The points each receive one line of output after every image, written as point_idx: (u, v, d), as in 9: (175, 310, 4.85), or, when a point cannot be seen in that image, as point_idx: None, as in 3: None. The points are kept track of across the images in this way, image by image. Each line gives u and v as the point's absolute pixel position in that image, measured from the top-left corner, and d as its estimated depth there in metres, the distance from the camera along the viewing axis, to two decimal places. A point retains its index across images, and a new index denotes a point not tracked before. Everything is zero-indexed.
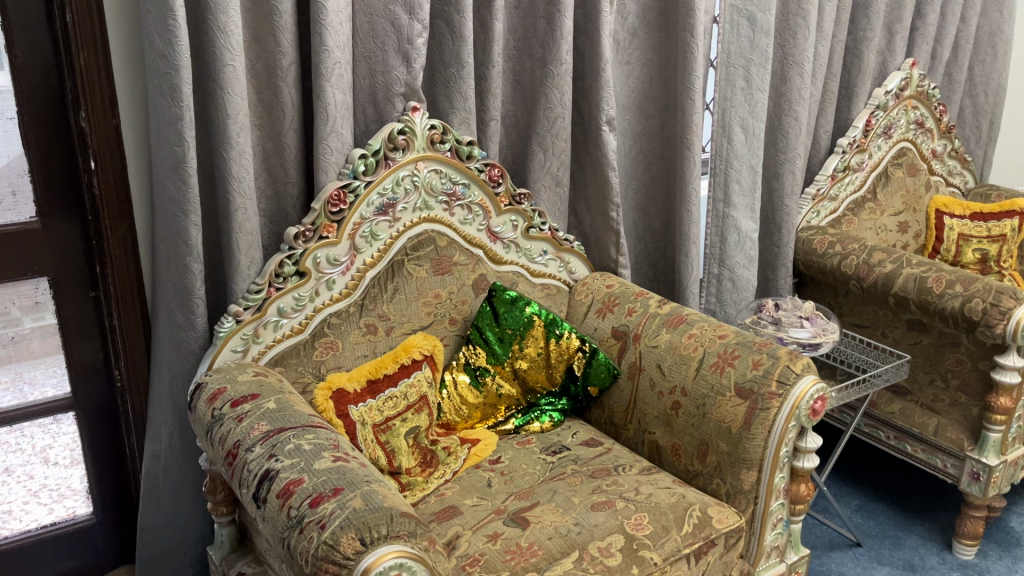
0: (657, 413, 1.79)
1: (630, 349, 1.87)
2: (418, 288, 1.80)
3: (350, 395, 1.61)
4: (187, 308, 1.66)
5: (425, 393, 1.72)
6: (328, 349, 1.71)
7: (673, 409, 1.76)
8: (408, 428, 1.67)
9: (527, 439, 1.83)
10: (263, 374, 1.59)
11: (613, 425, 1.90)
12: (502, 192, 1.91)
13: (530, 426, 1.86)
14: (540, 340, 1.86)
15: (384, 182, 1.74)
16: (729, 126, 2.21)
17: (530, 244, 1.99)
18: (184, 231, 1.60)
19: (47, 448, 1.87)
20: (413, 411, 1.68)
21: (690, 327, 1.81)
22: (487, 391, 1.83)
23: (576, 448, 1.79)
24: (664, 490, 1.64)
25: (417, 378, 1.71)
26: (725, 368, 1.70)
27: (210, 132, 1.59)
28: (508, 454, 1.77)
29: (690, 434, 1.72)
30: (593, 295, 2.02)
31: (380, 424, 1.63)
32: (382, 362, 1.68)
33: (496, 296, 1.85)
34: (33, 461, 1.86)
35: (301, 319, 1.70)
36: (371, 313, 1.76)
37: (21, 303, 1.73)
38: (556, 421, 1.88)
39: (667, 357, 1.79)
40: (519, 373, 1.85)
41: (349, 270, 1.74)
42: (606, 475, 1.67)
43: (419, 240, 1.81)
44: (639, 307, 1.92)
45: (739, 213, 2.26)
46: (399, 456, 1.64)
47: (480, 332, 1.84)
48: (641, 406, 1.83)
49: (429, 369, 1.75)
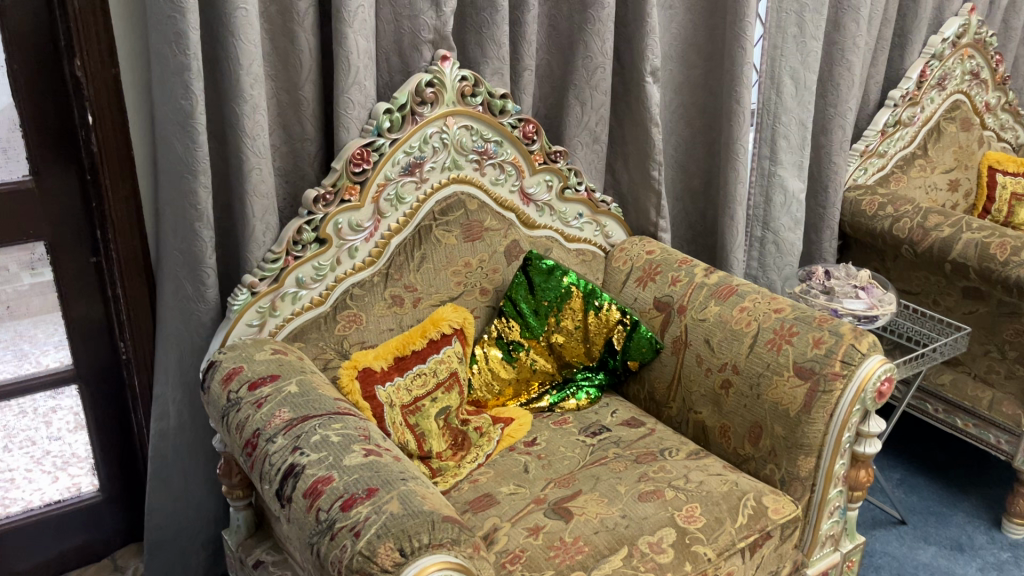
0: (705, 392, 1.67)
1: (674, 322, 1.73)
2: (447, 256, 1.65)
3: (377, 375, 1.47)
4: (197, 277, 1.52)
5: (455, 369, 1.60)
6: (351, 323, 1.57)
7: (722, 387, 1.63)
8: (438, 409, 1.55)
9: (564, 418, 1.70)
10: (282, 351, 1.45)
11: (654, 402, 1.78)
12: (537, 151, 1.76)
13: (565, 403, 1.73)
14: (578, 313, 1.72)
15: (411, 139, 1.59)
16: (779, 78, 2.04)
17: (565, 207, 1.84)
18: (192, 194, 1.45)
19: (51, 410, 1.74)
20: (443, 390, 1.57)
21: (742, 300, 1.68)
22: (520, 366, 1.70)
23: (616, 428, 1.66)
24: (715, 477, 1.52)
25: (448, 354, 1.59)
26: (781, 346, 1.56)
27: (220, 84, 1.43)
28: (544, 435, 1.64)
29: (740, 416, 1.60)
30: (632, 262, 1.88)
31: (411, 407, 1.50)
32: (410, 337, 1.56)
33: (532, 265, 1.70)
34: (35, 426, 1.73)
35: (322, 290, 1.57)
36: (397, 284, 1.61)
37: (21, 257, 1.58)
38: (593, 398, 1.75)
39: (716, 333, 1.66)
40: (555, 347, 1.71)
41: (373, 236, 1.60)
42: (652, 461, 1.55)
43: (448, 203, 1.66)
44: (684, 276, 1.78)
45: (786, 172, 2.10)
46: (430, 440, 1.52)
47: (514, 304, 1.69)
48: (687, 383, 1.70)
49: (459, 343, 1.62)
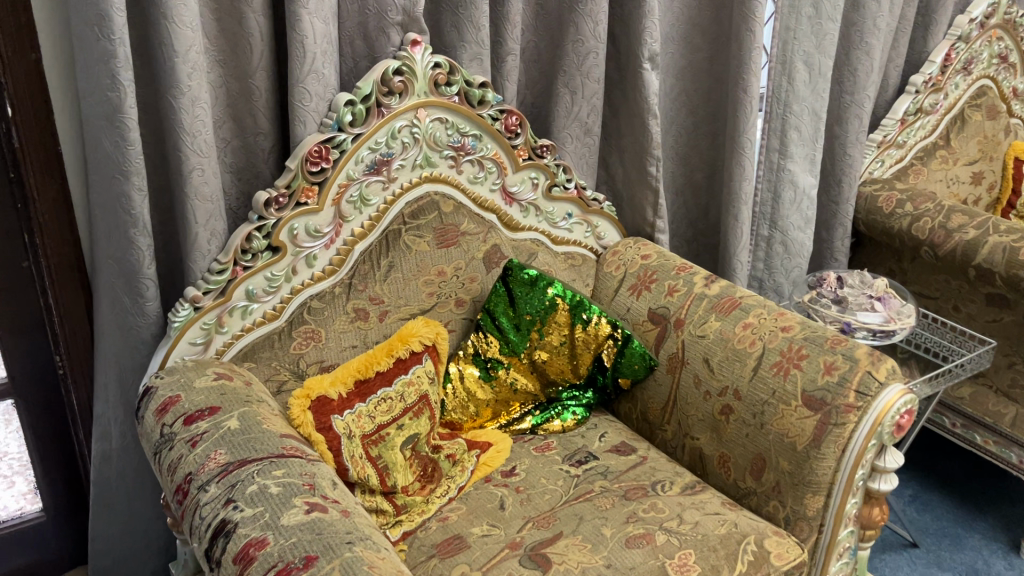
0: (703, 417, 1.51)
1: (670, 337, 1.57)
2: (418, 263, 1.48)
3: (334, 403, 1.31)
4: (134, 289, 1.35)
5: (426, 392, 1.45)
6: (308, 340, 1.41)
7: (722, 413, 1.47)
8: (405, 437, 1.39)
9: (547, 442, 1.54)
10: (227, 376, 1.29)
11: (647, 424, 1.63)
12: (520, 145, 1.58)
13: (549, 424, 1.57)
14: (564, 327, 1.55)
15: (377, 134, 1.41)
16: (791, 63, 1.85)
17: (552, 206, 1.67)
18: (124, 197, 1.28)
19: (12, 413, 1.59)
20: (412, 415, 1.41)
21: (746, 315, 1.51)
22: (499, 386, 1.54)
23: (604, 456, 1.50)
24: (712, 517, 1.36)
25: (417, 374, 1.44)
26: (789, 372, 1.40)
27: (155, 73, 1.25)
28: (525, 463, 1.48)
29: (742, 446, 1.44)
30: (625, 267, 1.71)
31: (373, 437, 1.35)
32: (374, 357, 1.40)
33: (512, 275, 1.52)
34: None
35: (277, 303, 1.40)
36: (361, 296, 1.44)
37: None
38: (580, 419, 1.59)
39: (717, 353, 1.49)
40: (538, 365, 1.55)
41: (335, 242, 1.43)
42: (642, 497, 1.39)
43: (421, 205, 1.49)
44: (682, 285, 1.61)
45: (797, 166, 1.92)
46: (394, 473, 1.36)
47: (492, 318, 1.52)
48: (683, 405, 1.54)
49: (430, 361, 1.47)
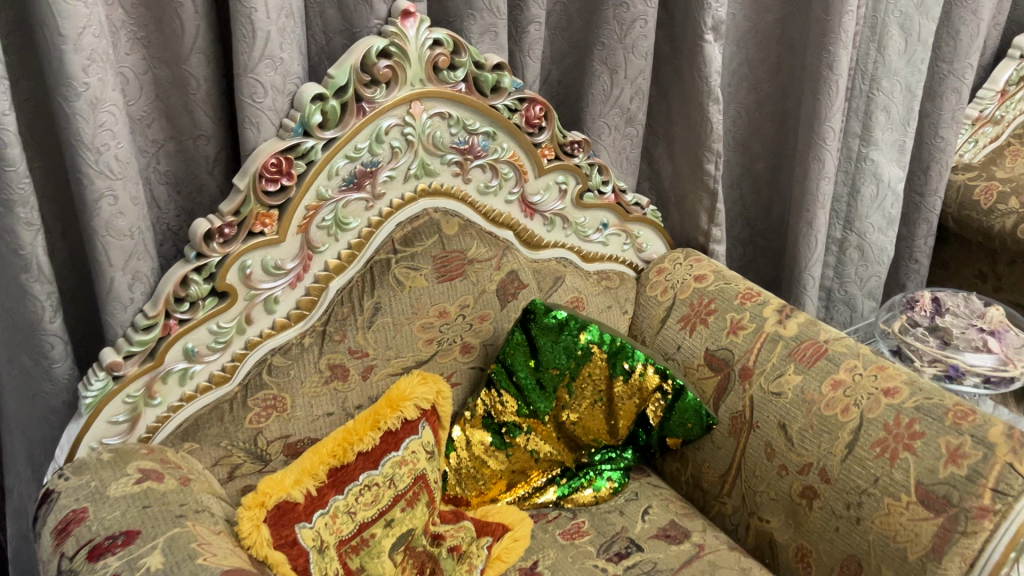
0: (777, 496, 1.19)
1: (733, 391, 1.24)
2: (413, 304, 1.14)
3: (301, 507, 0.98)
4: (36, 349, 1.01)
5: (424, 471, 1.13)
6: (269, 410, 1.08)
7: (802, 496, 1.15)
8: (396, 537, 1.07)
9: (577, 522, 1.23)
10: (155, 475, 0.96)
11: (701, 492, 1.32)
12: (545, 142, 1.23)
13: (578, 496, 1.27)
14: (601, 380, 1.22)
15: (357, 138, 1.06)
16: (883, 27, 1.46)
17: (583, 216, 1.33)
18: (9, 233, 0.93)
19: None
20: (404, 505, 1.09)
21: (834, 370, 1.17)
22: (517, 455, 1.21)
23: (650, 548, 1.19)
24: None
25: (411, 451, 1.11)
26: (898, 455, 1.07)
27: (39, 62, 0.89)
28: (549, 557, 1.17)
29: (829, 541, 1.13)
30: (674, 292, 1.37)
31: (354, 543, 1.03)
32: (355, 432, 1.07)
33: (534, 322, 1.19)
34: None
35: (227, 362, 1.07)
36: (338, 348, 1.11)
37: None
38: (617, 486, 1.29)
39: (797, 419, 1.17)
40: (566, 427, 1.23)
41: (302, 280, 1.09)
42: None
43: (416, 226, 1.14)
44: (748, 321, 1.27)
45: (882, 155, 1.56)
46: None
47: (509, 372, 1.19)
48: (750, 478, 1.22)
49: (429, 429, 1.15)
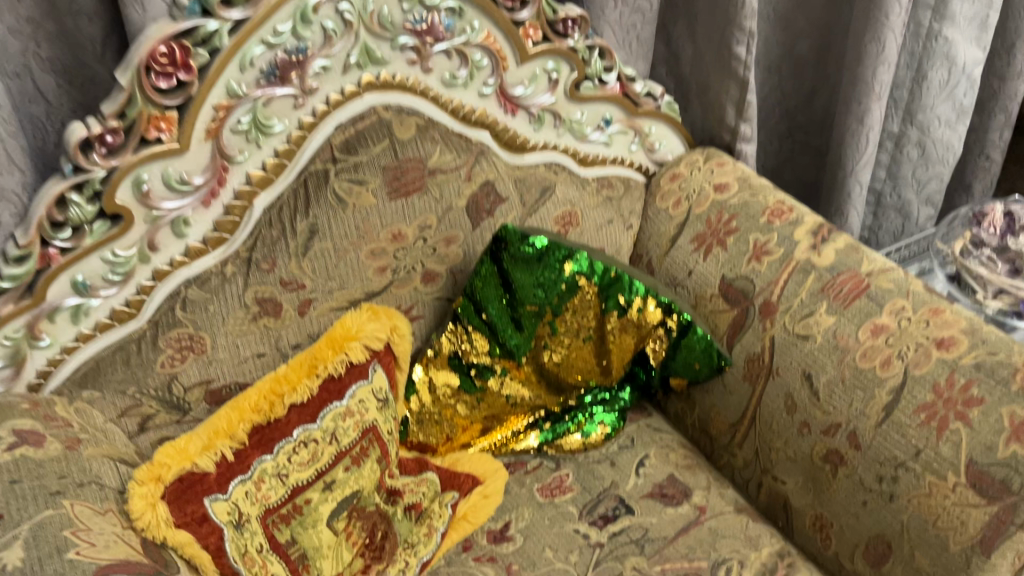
0: (795, 457, 1.00)
1: (752, 329, 1.04)
2: (359, 225, 0.94)
3: (212, 477, 0.82)
4: None
5: (374, 421, 0.96)
6: (184, 352, 0.90)
7: (825, 460, 0.97)
8: (337, 502, 0.92)
9: (560, 475, 1.07)
10: (33, 439, 0.77)
11: (709, 438, 1.14)
12: (528, 20, 0.98)
13: (565, 442, 1.10)
14: (592, 316, 1.02)
15: (275, 17, 0.83)
16: None
17: (579, 111, 1.09)
18: None
19: None
20: (348, 464, 0.93)
21: (877, 312, 0.96)
22: (490, 399, 1.05)
23: (642, 510, 1.02)
24: None
25: (357, 400, 0.94)
26: (948, 425, 0.86)
27: None
28: (523, 519, 1.02)
29: (854, 516, 0.94)
30: (688, 205, 1.14)
31: (284, 512, 0.88)
32: (286, 380, 0.90)
33: (506, 255, 0.98)
34: None
35: (131, 296, 0.88)
36: (267, 279, 0.92)
37: None
38: (610, 431, 1.12)
39: (826, 370, 0.96)
40: (548, 369, 1.04)
41: (218, 197, 0.88)
42: None
43: (361, 129, 0.92)
44: (775, 245, 1.05)
45: (959, 32, 1.26)
46: (318, 562, 0.89)
47: (478, 308, 1.00)
48: (765, 432, 1.03)
49: (382, 371, 0.98)
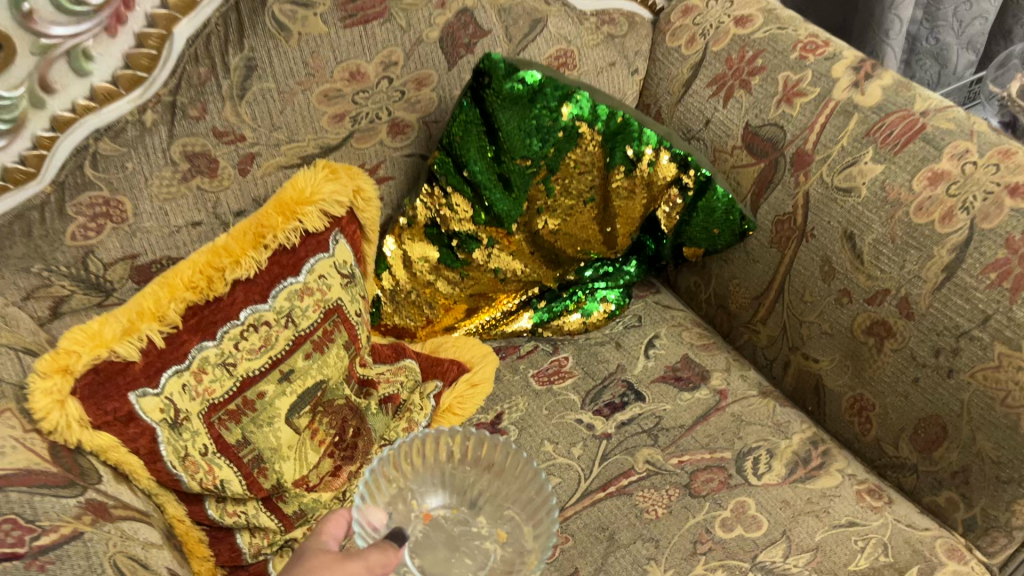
0: (831, 332, 0.87)
1: (782, 184, 0.88)
2: (307, 61, 0.76)
3: (138, 368, 0.67)
4: None
5: (339, 302, 0.81)
6: (101, 221, 0.73)
7: (867, 334, 0.83)
8: (299, 396, 0.78)
9: (558, 360, 0.94)
10: None
11: (727, 315, 1.00)
12: None
13: (564, 323, 0.96)
14: (594, 172, 0.86)
15: None
16: None
17: None
18: None
19: None
20: (310, 351, 0.79)
21: (934, 157, 0.79)
22: (476, 275, 0.89)
23: (654, 397, 0.89)
24: (838, 537, 0.77)
25: (316, 277, 0.79)
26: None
27: None
28: (518, 409, 0.89)
29: (901, 397, 0.81)
30: (704, 44, 0.97)
31: (233, 408, 0.73)
32: (227, 252, 0.74)
33: (490, 91, 0.79)
34: None
35: (26, 150, 0.71)
36: (198, 130, 0.75)
37: None
38: (614, 310, 0.98)
39: (873, 228, 0.81)
40: (543, 238, 0.88)
41: (126, 24, 0.70)
42: (721, 492, 0.80)
43: None
44: (810, 85, 0.88)
45: None
46: (278, 464, 0.76)
47: (459, 165, 0.82)
48: (795, 304, 0.90)
49: (346, 242, 0.82)
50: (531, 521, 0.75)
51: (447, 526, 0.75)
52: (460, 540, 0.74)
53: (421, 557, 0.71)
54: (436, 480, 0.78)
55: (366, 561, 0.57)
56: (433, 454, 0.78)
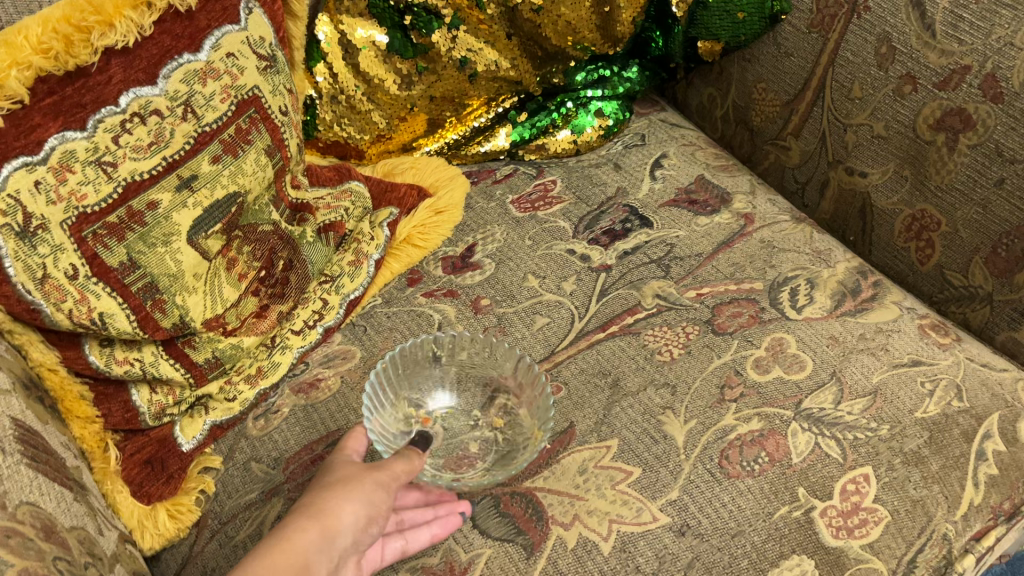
0: (886, 133, 0.69)
1: None
2: None
3: None
4: None
5: (257, 93, 0.62)
6: None
7: (934, 130, 0.65)
8: (207, 212, 0.59)
9: (543, 184, 0.76)
10: None
11: (748, 133, 0.82)
12: None
13: (549, 142, 0.79)
14: None
15: None
16: None
17: None
18: None
19: None
20: (219, 154, 0.60)
21: None
22: (437, 72, 0.70)
23: (663, 222, 0.72)
24: (901, 379, 0.60)
25: (221, 59, 0.60)
26: None
27: None
28: (495, 239, 0.71)
29: (979, 208, 0.64)
30: None
31: (113, 221, 0.55)
32: (92, 10, 0.53)
33: None
34: None
35: None
36: None
37: None
38: (612, 127, 0.80)
39: None
40: (522, 18, 0.69)
41: None
42: (751, 330, 0.63)
43: None
44: None
45: None
46: (181, 298, 0.58)
47: None
48: (839, 103, 0.72)
49: (262, 15, 0.62)
50: (526, 390, 0.60)
51: (451, 426, 0.61)
52: (458, 436, 0.60)
53: (434, 457, 0.58)
54: (432, 378, 0.63)
55: (391, 471, 0.49)
56: (423, 353, 0.62)
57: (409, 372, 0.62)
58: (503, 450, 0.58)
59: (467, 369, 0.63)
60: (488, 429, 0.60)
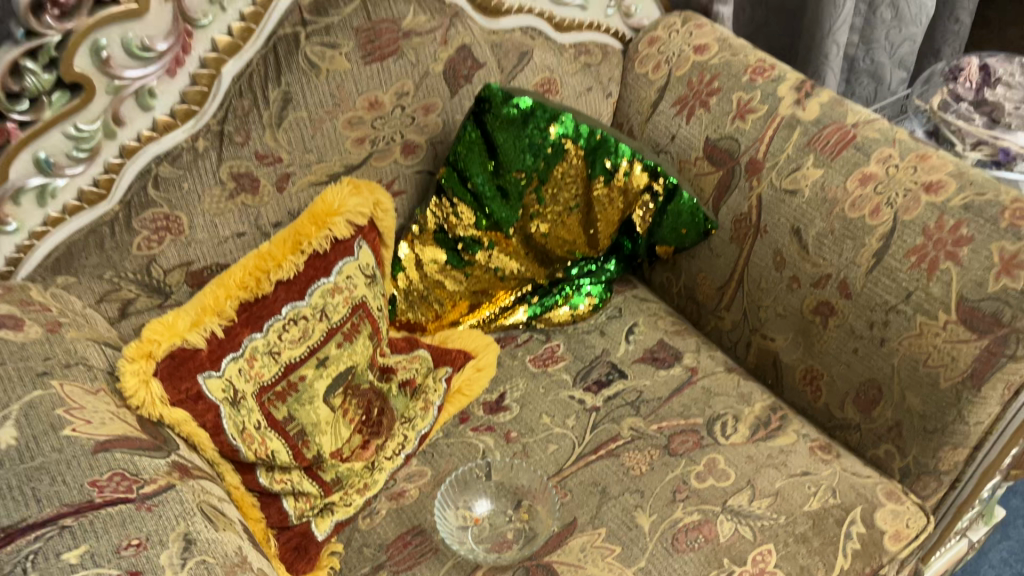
0: (786, 312, 1.01)
1: (738, 189, 1.03)
2: (334, 93, 0.90)
3: (204, 354, 0.80)
4: None
5: (364, 299, 0.94)
6: (161, 234, 0.86)
7: (816, 313, 0.97)
8: (332, 380, 0.90)
9: (551, 347, 1.08)
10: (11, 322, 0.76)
11: (696, 305, 1.15)
12: None
13: (554, 314, 1.10)
14: (578, 184, 1.01)
15: None
16: None
17: None
18: None
19: None
20: (342, 340, 0.91)
21: (864, 161, 0.93)
22: (477, 275, 1.04)
23: (635, 374, 1.03)
24: (795, 484, 0.91)
25: (343, 279, 0.91)
26: (937, 266, 0.85)
27: None
28: (518, 389, 1.03)
29: (845, 364, 0.96)
30: (668, 70, 1.13)
31: (279, 390, 0.86)
32: (272, 257, 0.86)
33: (490, 112, 0.96)
34: None
35: (99, 175, 0.83)
36: (242, 153, 0.88)
37: None
38: (598, 303, 1.12)
39: (815, 222, 0.95)
40: (533, 239, 1.03)
41: (184, 65, 0.84)
42: (695, 451, 0.94)
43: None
44: (759, 103, 1.03)
45: None
46: (317, 438, 0.89)
47: (463, 178, 0.98)
48: (753, 291, 1.04)
49: (367, 248, 0.95)
50: (543, 495, 0.91)
51: (492, 521, 0.90)
52: (498, 528, 0.89)
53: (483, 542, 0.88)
54: (479, 489, 0.93)
55: None
56: (473, 473, 0.93)
57: (463, 485, 0.93)
58: (528, 536, 0.88)
59: (503, 482, 0.93)
60: (519, 522, 0.90)
